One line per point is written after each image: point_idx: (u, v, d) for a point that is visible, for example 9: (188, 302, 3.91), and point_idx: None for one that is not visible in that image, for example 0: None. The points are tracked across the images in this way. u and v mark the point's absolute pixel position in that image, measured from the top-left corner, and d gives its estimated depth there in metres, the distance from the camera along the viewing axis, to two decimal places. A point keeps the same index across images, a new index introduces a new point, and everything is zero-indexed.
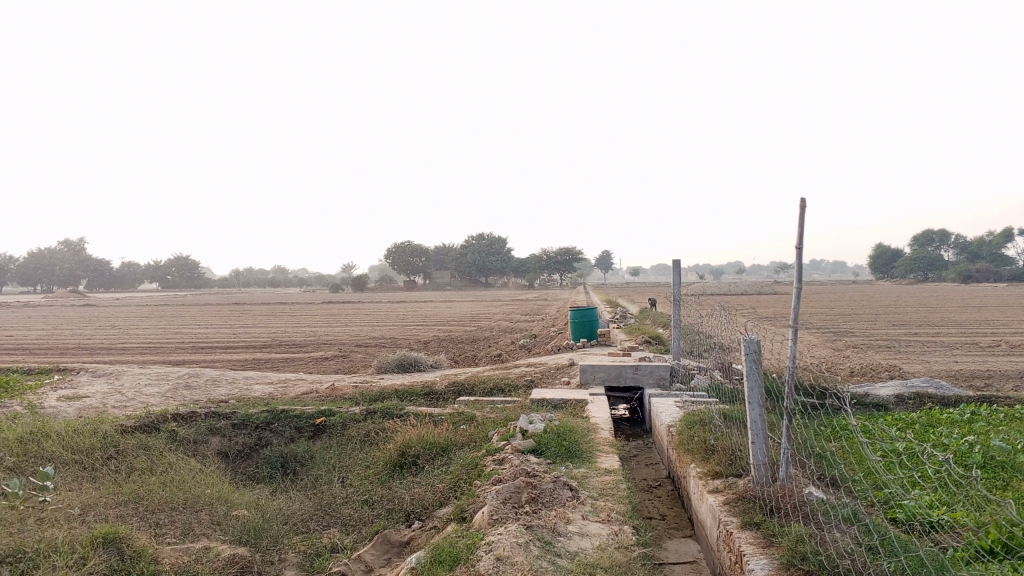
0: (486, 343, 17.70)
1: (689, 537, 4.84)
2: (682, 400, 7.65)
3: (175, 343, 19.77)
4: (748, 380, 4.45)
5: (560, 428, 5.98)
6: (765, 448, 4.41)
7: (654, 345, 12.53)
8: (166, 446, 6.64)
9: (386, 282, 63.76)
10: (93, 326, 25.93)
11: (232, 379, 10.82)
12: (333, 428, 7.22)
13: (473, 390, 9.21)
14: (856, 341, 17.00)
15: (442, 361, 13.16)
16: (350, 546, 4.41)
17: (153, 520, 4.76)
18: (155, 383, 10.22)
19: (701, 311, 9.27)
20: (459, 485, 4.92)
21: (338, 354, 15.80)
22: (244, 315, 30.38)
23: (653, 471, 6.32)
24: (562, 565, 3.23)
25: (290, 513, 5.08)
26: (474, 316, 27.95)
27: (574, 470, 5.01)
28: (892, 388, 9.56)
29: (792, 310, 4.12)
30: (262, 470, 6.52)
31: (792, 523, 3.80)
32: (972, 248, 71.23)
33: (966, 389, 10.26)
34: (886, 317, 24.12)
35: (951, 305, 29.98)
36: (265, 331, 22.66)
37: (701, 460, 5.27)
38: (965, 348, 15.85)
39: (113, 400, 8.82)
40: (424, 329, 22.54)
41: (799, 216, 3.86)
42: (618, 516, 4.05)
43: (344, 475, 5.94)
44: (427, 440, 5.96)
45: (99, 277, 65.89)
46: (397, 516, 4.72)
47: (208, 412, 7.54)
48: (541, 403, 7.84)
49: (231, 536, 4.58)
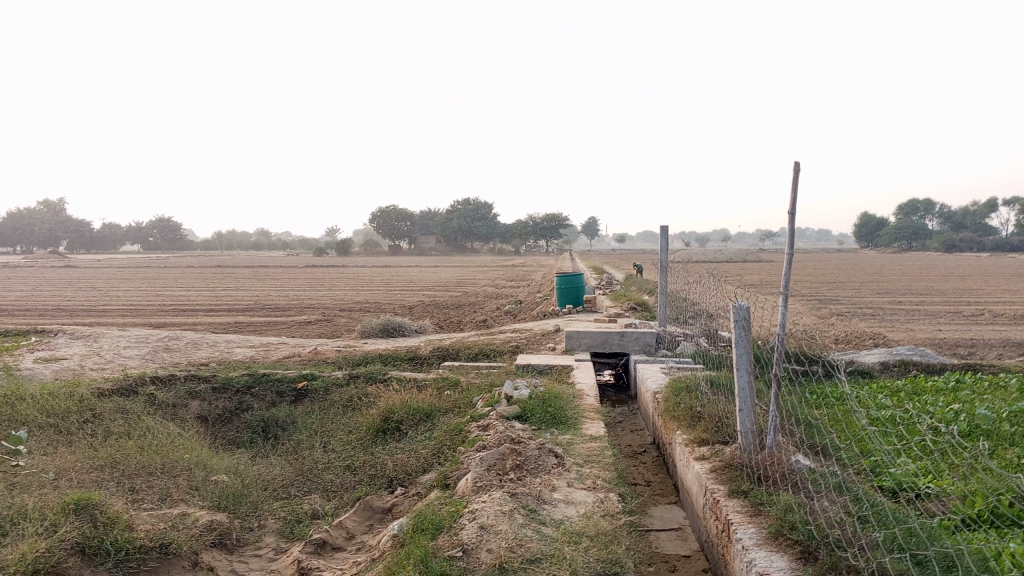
0: (472, 308, 17.60)
1: (675, 504, 4.81)
2: (668, 366, 7.62)
3: (156, 305, 19.56)
4: (737, 347, 4.38)
5: (545, 393, 5.92)
6: (753, 416, 4.35)
7: (641, 312, 12.48)
8: (145, 410, 6.52)
9: (370, 247, 63.38)
10: (74, 288, 25.64)
11: (213, 342, 10.70)
12: (315, 393, 7.12)
13: (457, 355, 9.14)
14: (841, 309, 17.04)
15: (427, 326, 13.07)
16: (331, 512, 4.34)
17: (129, 486, 4.66)
18: (134, 346, 10.09)
19: (689, 278, 9.21)
20: (443, 451, 4.84)
21: (322, 319, 15.69)
22: (228, 278, 30.08)
23: (638, 437, 6.29)
24: (547, 533, 3.15)
25: (271, 478, 5.01)
26: (459, 281, 27.80)
27: (559, 436, 4.94)
28: (878, 355, 9.58)
29: (783, 276, 4.03)
30: (244, 435, 6.42)
31: (780, 492, 3.75)
32: (956, 217, 71.58)
33: (949, 357, 10.30)
34: (870, 286, 24.22)
35: (935, 274, 30.09)
36: (249, 294, 22.48)
37: (687, 427, 5.23)
38: (948, 317, 15.93)
39: (91, 363, 8.68)
40: (409, 293, 22.42)
41: (793, 178, 3.75)
42: (604, 484, 3.98)
43: (327, 440, 5.85)
44: (410, 406, 5.88)
45: (80, 238, 65.11)
46: (380, 482, 4.66)
47: (188, 375, 7.43)
48: (526, 368, 7.78)
49: (210, 501, 4.49)
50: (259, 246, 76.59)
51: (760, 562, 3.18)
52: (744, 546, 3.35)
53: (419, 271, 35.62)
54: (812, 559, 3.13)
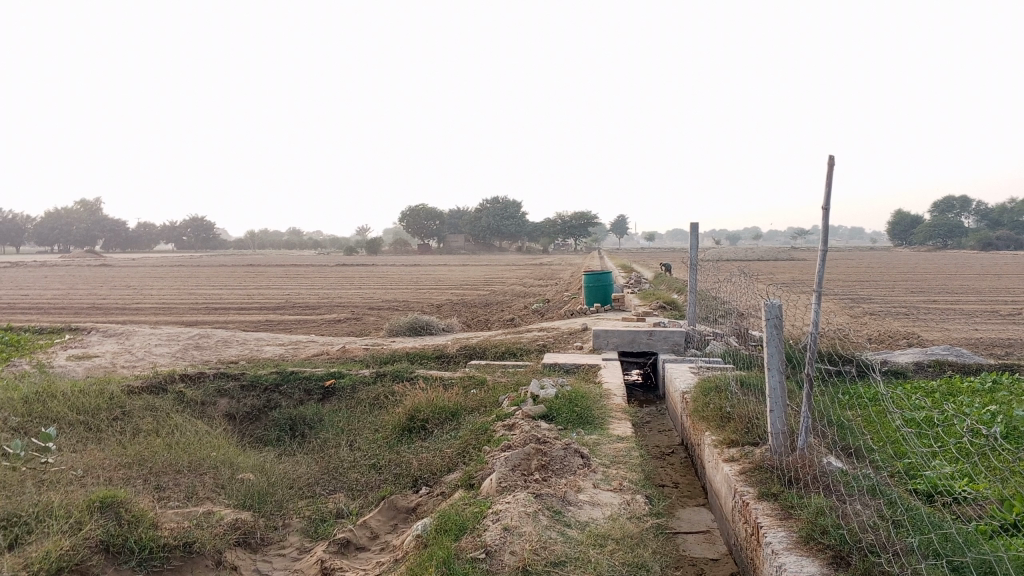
0: (499, 307, 17.58)
1: (703, 507, 4.73)
2: (697, 366, 7.52)
3: (188, 304, 19.79)
4: (768, 346, 4.29)
5: (572, 393, 5.87)
6: (784, 416, 4.26)
7: (669, 311, 12.35)
8: (173, 407, 6.57)
9: (400, 245, 63.58)
10: (109, 286, 26.04)
11: (243, 340, 10.78)
12: (342, 390, 7.12)
13: (484, 353, 9.11)
14: (874, 308, 16.75)
15: (454, 325, 13.05)
16: (356, 512, 4.32)
17: (156, 483, 4.69)
18: (165, 344, 10.19)
19: (718, 277, 9.09)
20: (468, 451, 4.80)
21: (350, 317, 15.74)
22: (259, 277, 30.34)
23: (666, 438, 6.21)
24: (571, 536, 3.10)
25: (297, 477, 5.00)
26: (487, 280, 27.78)
27: (585, 436, 4.88)
28: (912, 355, 9.38)
29: (816, 274, 3.93)
30: (271, 432, 6.44)
31: (812, 495, 3.66)
32: (994, 214, 70.17)
33: (986, 357, 10.07)
34: (903, 284, 23.81)
35: (972, 272, 29.49)
36: (279, 293, 22.66)
37: (717, 428, 5.14)
38: (985, 316, 15.60)
39: (123, 360, 8.78)
40: (438, 292, 22.47)
41: (827, 173, 3.66)
42: (630, 486, 3.91)
43: (353, 439, 5.84)
44: (436, 405, 5.85)
45: (115, 238, 66.12)
46: (405, 482, 4.63)
47: (217, 373, 7.48)
48: (552, 367, 7.73)
49: (236, 500, 4.50)
50: (290, 245, 77.24)
51: (790, 567, 3.09)
52: (774, 550, 3.27)
53: (448, 269, 35.67)
54: (844, 564, 3.04)
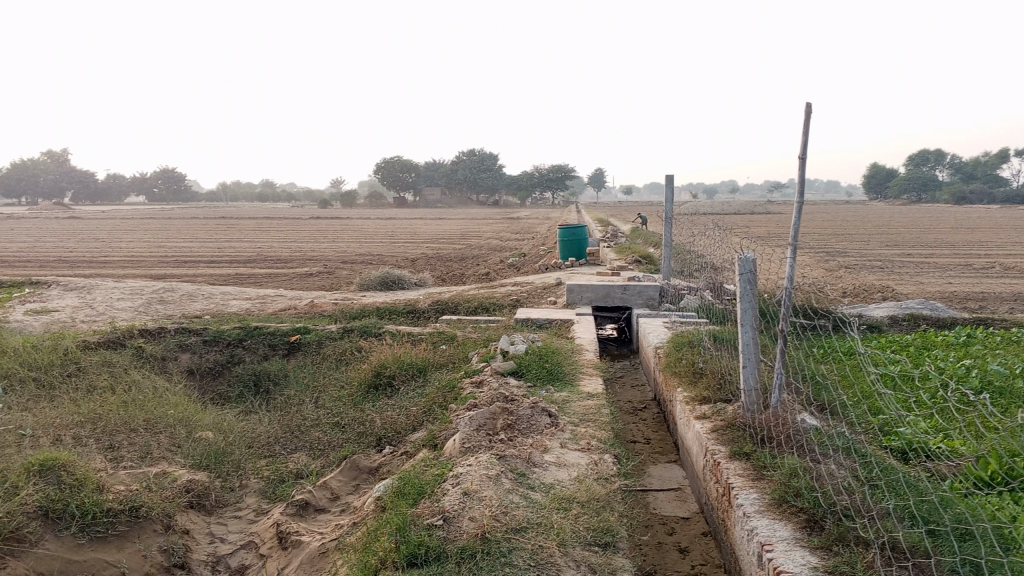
0: (475, 261, 17.35)
1: (674, 463, 4.64)
2: (671, 321, 7.41)
3: (157, 257, 19.38)
4: (742, 302, 4.15)
5: (542, 349, 5.73)
6: (757, 373, 4.15)
7: (645, 265, 12.22)
8: (131, 363, 6.37)
9: (376, 200, 62.64)
10: (77, 238, 25.45)
11: (210, 294, 10.53)
12: (309, 346, 6.94)
13: (456, 308, 8.94)
14: (849, 261, 16.71)
15: (427, 279, 12.84)
16: (316, 472, 4.17)
17: (109, 443, 4.53)
18: (127, 298, 9.91)
19: (694, 230, 8.95)
20: (433, 409, 4.66)
21: (323, 270, 15.48)
22: (231, 229, 29.84)
23: (639, 393, 6.10)
24: (535, 500, 2.96)
25: (257, 435, 4.84)
26: (463, 234, 27.45)
27: (554, 394, 4.75)
28: (888, 309, 9.34)
29: (791, 228, 3.78)
30: (234, 389, 6.26)
31: (785, 455, 3.56)
32: (967, 169, 70.57)
33: (961, 311, 10.06)
34: (878, 238, 23.79)
35: (943, 226, 29.59)
36: (252, 246, 22.23)
37: (689, 384, 5.03)
38: (959, 270, 15.63)
39: (82, 315, 8.51)
40: (414, 245, 22.15)
41: (805, 121, 3.49)
42: (598, 445, 3.78)
43: (318, 395, 5.68)
44: (403, 361, 5.69)
45: (85, 189, 64.68)
46: (367, 441, 4.48)
47: (178, 327, 7.25)
48: (524, 322, 7.58)
49: (191, 459, 4.34)
50: (264, 197, 75.95)
51: (761, 530, 3.00)
52: (745, 513, 3.17)
53: (424, 223, 35.23)
54: (817, 528, 2.93)
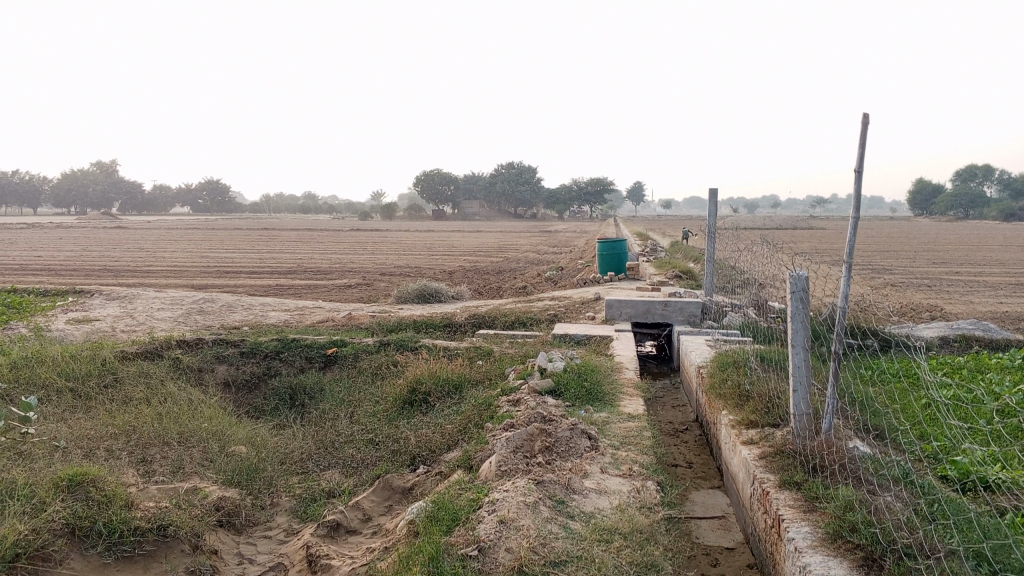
0: (513, 275, 17.25)
1: (718, 489, 4.46)
2: (714, 339, 7.21)
3: (200, 266, 19.62)
4: (793, 322, 3.97)
5: (582, 367, 5.57)
6: (808, 398, 3.97)
7: (685, 281, 12.00)
8: (168, 374, 6.37)
9: (415, 212, 62.92)
10: (123, 248, 25.92)
11: (248, 305, 10.55)
12: (345, 359, 6.87)
13: (493, 323, 8.81)
14: (895, 279, 16.27)
15: (464, 292, 12.75)
16: (349, 491, 4.07)
17: (142, 457, 4.50)
18: (167, 308, 9.97)
19: (737, 245, 8.73)
20: (469, 428, 4.53)
21: (361, 282, 15.49)
22: (271, 240, 30.13)
23: (680, 414, 5.92)
24: (574, 530, 2.82)
25: (290, 450, 4.77)
26: (500, 247, 27.38)
27: (594, 414, 4.60)
28: (938, 329, 9.03)
29: (846, 245, 3.60)
30: (269, 401, 6.20)
31: (839, 485, 3.36)
32: (1017, 185, 68.88)
33: (1015, 332, 9.69)
34: (925, 255, 23.20)
35: (992, 243, 28.84)
36: (291, 257, 22.38)
37: (734, 407, 4.83)
38: (1010, 289, 15.15)
39: (123, 325, 8.57)
40: (451, 258, 22.12)
41: (861, 132, 3.31)
42: (641, 471, 3.63)
43: (353, 410, 5.59)
44: (440, 377, 5.58)
45: (132, 199, 66.02)
46: (401, 460, 4.37)
47: (215, 339, 7.25)
48: (562, 338, 7.44)
49: (223, 475, 4.27)
50: (304, 208, 76.70)
51: (815, 567, 2.81)
52: (798, 548, 2.98)
53: (461, 235, 35.25)
54: (876, 568, 2.74)
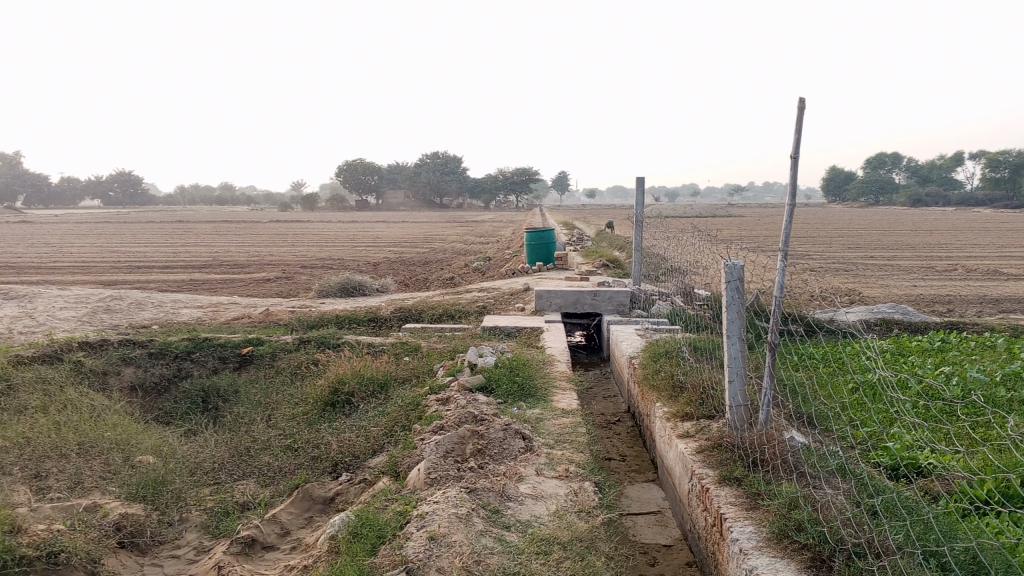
0: (439, 266, 16.98)
1: (653, 483, 4.33)
2: (644, 328, 7.14)
3: (109, 262, 18.69)
4: (727, 312, 3.84)
5: (513, 361, 5.39)
6: (744, 389, 3.87)
7: (613, 270, 11.98)
8: (69, 378, 5.93)
9: (337, 203, 61.64)
10: (27, 244, 24.57)
11: (160, 302, 9.99)
12: (261, 359, 6.53)
13: (420, 316, 8.56)
14: (813, 264, 16.64)
15: (389, 284, 12.44)
16: (264, 503, 3.78)
17: (35, 472, 4.12)
18: (71, 307, 9.36)
19: (663, 232, 8.68)
20: (395, 430, 4.29)
21: (282, 276, 14.97)
22: (185, 233, 29.00)
23: (611, 405, 5.80)
24: (511, 543, 2.63)
25: (201, 459, 4.44)
26: (425, 237, 27.00)
27: (527, 412, 4.42)
28: (860, 313, 9.18)
29: (783, 232, 3.48)
30: (180, 406, 5.82)
31: (780, 481, 3.27)
32: (922, 172, 71.94)
33: (931, 315, 9.95)
34: (839, 240, 23.92)
35: (902, 228, 30.00)
36: (208, 250, 21.55)
37: (667, 398, 4.72)
38: (923, 272, 15.69)
39: (20, 326, 7.99)
40: (376, 250, 21.64)
41: (797, 116, 3.20)
42: (577, 471, 3.46)
43: (270, 414, 5.28)
44: (364, 376, 5.31)
45: (38, 193, 62.89)
46: (322, 467, 4.09)
47: (122, 339, 6.79)
48: (492, 330, 7.24)
49: (126, 489, 3.92)
50: (223, 199, 74.33)
51: (762, 570, 2.69)
52: (742, 549, 2.86)
53: (385, 226, 34.69)
54: (826, 569, 2.64)
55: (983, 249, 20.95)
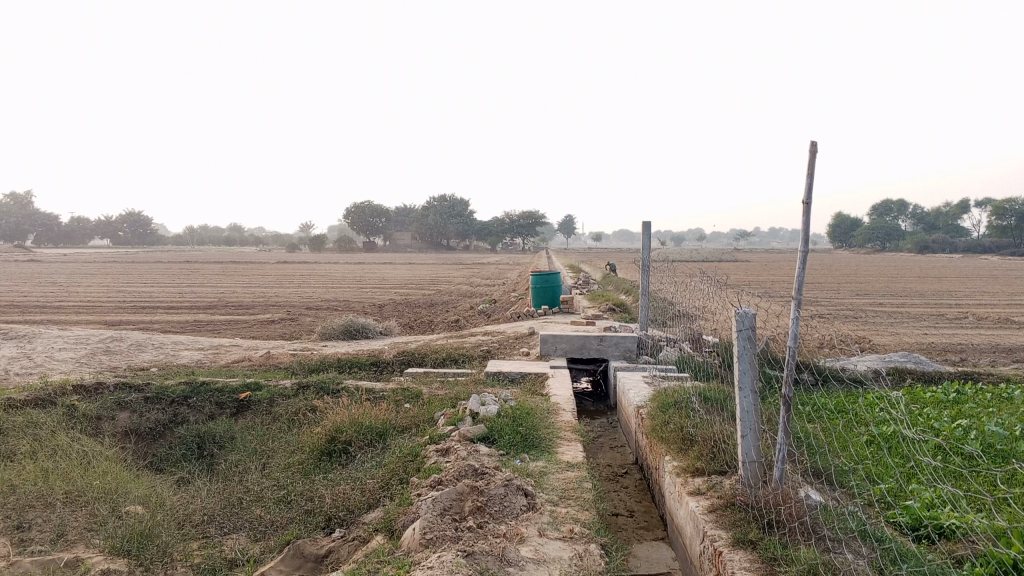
0: (444, 308, 16.86)
1: (662, 542, 4.14)
2: (652, 375, 6.98)
3: (114, 302, 18.65)
4: (739, 363, 3.67)
5: (516, 410, 5.22)
6: (757, 443, 3.69)
7: (619, 313, 11.84)
8: (62, 423, 5.78)
9: (344, 245, 61.76)
10: (34, 282, 24.64)
11: (160, 343, 9.86)
12: (258, 405, 6.37)
13: (423, 361, 8.40)
14: (822, 311, 16.47)
15: (393, 326, 12.31)
16: (254, 560, 3.60)
17: (18, 522, 3.95)
18: (70, 348, 9.24)
19: (670, 277, 8.55)
20: (392, 483, 4.12)
21: (286, 318, 14.85)
22: (192, 273, 29.03)
23: (618, 456, 5.62)
24: None
25: (190, 511, 4.26)
26: (431, 279, 26.96)
27: (530, 465, 4.25)
28: (871, 361, 8.99)
29: (796, 281, 3.33)
30: (174, 452, 5.65)
31: (799, 546, 3.09)
32: (929, 219, 71.98)
33: (945, 365, 9.75)
34: (847, 286, 23.78)
35: (912, 275, 29.83)
36: (214, 291, 21.49)
37: (676, 451, 4.53)
38: (934, 319, 15.51)
39: (16, 368, 7.86)
40: (381, 291, 21.57)
41: (810, 162, 3.08)
42: (582, 532, 3.28)
43: (265, 463, 5.10)
44: (362, 425, 5.14)
45: (48, 232, 63.29)
46: (315, 522, 3.92)
47: (118, 382, 6.65)
48: (495, 376, 7.09)
49: (110, 542, 3.74)
50: (231, 241, 74.91)
51: None
52: None
53: (391, 268, 34.69)
54: None
55: (993, 296, 20.75)
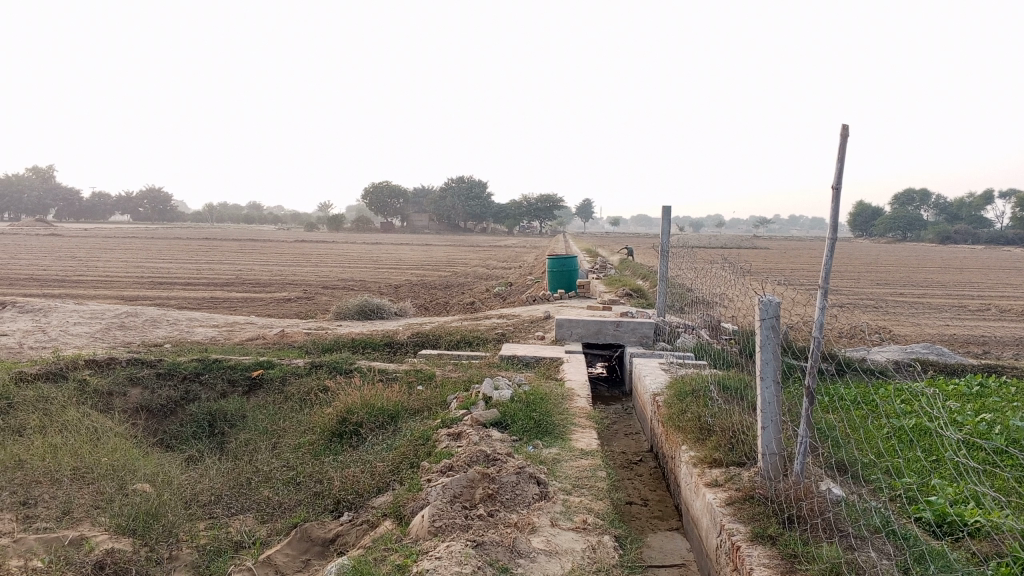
0: (460, 290, 16.77)
1: (677, 531, 4.05)
2: (668, 362, 6.85)
3: (132, 277, 18.70)
4: (762, 353, 3.54)
5: (531, 394, 5.13)
6: (778, 436, 3.57)
7: (637, 299, 11.69)
8: (73, 397, 5.75)
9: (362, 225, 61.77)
10: (54, 256, 24.79)
11: (175, 319, 9.82)
12: (270, 383, 6.31)
13: (437, 343, 8.32)
14: (842, 300, 16.24)
15: (408, 307, 12.24)
16: (260, 542, 3.54)
17: (24, 498, 3.91)
18: (85, 323, 9.22)
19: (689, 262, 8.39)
20: (402, 467, 4.05)
21: (301, 296, 14.81)
22: (211, 251, 29.12)
23: (633, 444, 5.52)
24: None
25: (198, 490, 4.21)
26: (448, 260, 26.91)
27: (543, 451, 4.16)
28: (893, 352, 8.82)
29: (823, 269, 3.19)
30: (184, 429, 5.61)
31: (820, 543, 2.98)
32: (952, 209, 71.12)
33: (968, 357, 9.55)
34: (868, 275, 23.49)
35: (934, 265, 29.47)
36: (232, 268, 21.51)
37: (693, 441, 4.43)
38: (956, 311, 15.27)
39: (30, 341, 7.85)
40: (398, 272, 21.50)
41: (840, 144, 2.94)
42: (596, 522, 3.19)
43: (275, 443, 5.04)
44: (373, 407, 5.07)
45: (69, 207, 63.71)
46: (324, 504, 3.85)
47: (130, 358, 6.61)
48: (510, 360, 6.99)
49: (116, 520, 3.68)
50: (249, 219, 75.29)
51: None
52: None
53: (408, 248, 34.65)
54: None
55: (1016, 288, 20.43)
